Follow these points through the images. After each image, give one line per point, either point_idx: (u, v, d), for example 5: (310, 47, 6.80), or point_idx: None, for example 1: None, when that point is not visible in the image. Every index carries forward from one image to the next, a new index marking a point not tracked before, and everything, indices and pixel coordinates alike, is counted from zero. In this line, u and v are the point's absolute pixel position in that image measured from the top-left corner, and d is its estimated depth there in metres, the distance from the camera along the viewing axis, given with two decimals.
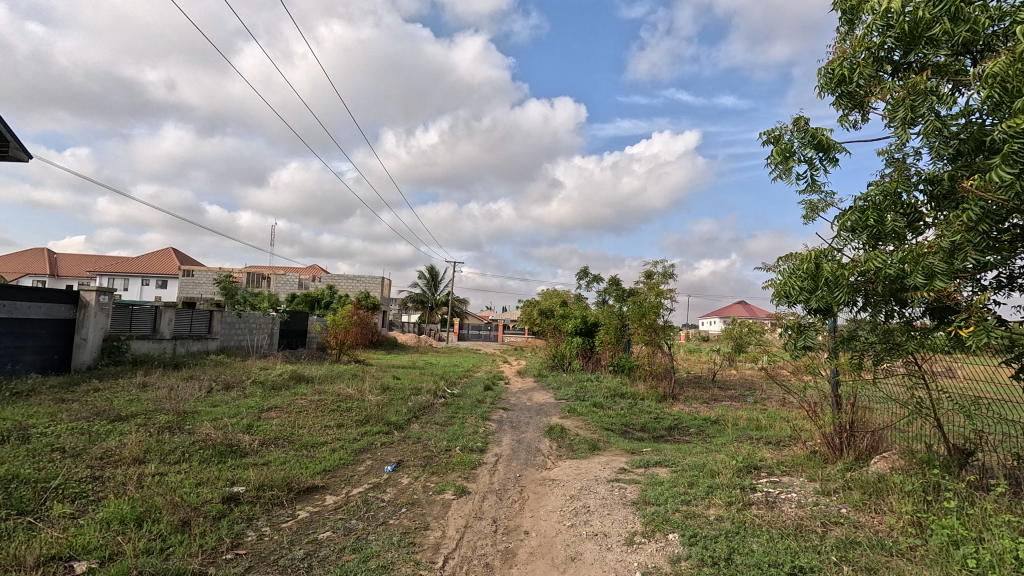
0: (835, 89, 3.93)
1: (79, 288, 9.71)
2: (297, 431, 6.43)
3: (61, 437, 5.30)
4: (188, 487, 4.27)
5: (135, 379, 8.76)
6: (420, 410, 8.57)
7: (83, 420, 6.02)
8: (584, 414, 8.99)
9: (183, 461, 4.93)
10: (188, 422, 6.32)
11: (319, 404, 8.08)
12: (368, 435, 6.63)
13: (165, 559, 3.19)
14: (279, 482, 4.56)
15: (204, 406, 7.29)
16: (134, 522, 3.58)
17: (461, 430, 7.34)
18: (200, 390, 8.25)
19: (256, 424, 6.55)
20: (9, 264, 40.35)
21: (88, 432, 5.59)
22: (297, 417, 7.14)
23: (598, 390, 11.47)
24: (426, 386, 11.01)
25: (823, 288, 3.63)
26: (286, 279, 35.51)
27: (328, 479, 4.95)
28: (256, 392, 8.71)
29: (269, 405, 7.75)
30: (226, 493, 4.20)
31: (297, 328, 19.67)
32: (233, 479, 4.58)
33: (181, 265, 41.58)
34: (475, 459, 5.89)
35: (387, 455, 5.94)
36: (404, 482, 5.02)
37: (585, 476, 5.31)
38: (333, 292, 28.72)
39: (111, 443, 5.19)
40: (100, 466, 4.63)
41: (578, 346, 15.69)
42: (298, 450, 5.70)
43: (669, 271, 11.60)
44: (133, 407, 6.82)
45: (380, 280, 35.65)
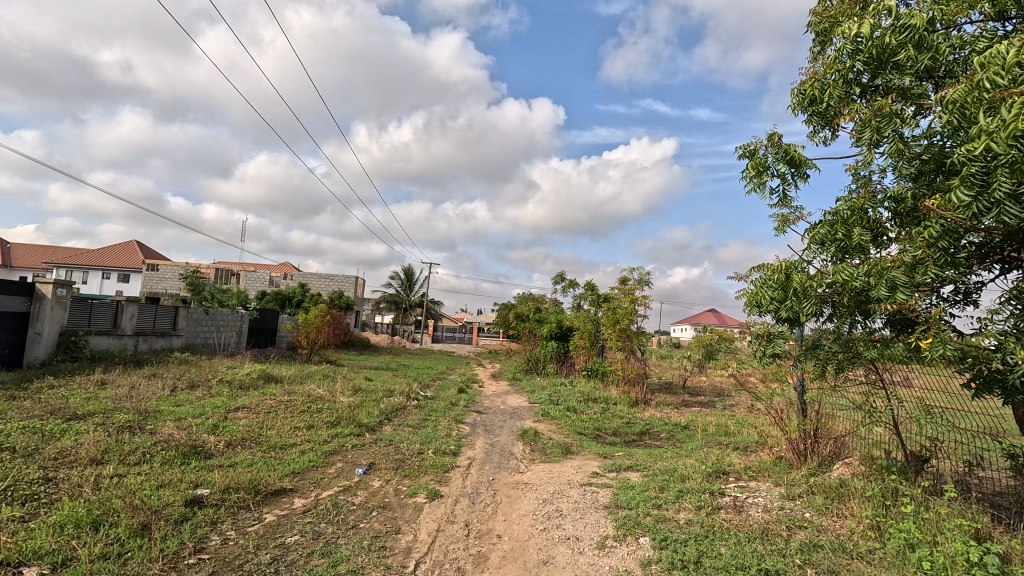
0: (807, 108, 4.06)
1: (35, 280, 9.28)
2: (266, 432, 6.27)
3: (12, 436, 5.04)
4: (149, 489, 4.12)
5: (94, 377, 8.39)
6: (393, 411, 8.47)
7: (36, 419, 5.75)
8: (557, 418, 9.06)
9: (143, 462, 4.75)
10: (149, 422, 6.10)
11: (289, 405, 7.90)
12: (338, 437, 6.49)
13: (123, 564, 3.07)
14: (246, 484, 4.45)
15: (167, 405, 7.05)
16: (90, 526, 3.43)
17: (435, 432, 7.28)
18: (163, 389, 7.98)
19: (222, 424, 6.37)
20: None
21: (41, 431, 5.33)
22: (265, 418, 6.96)
23: (571, 395, 11.55)
24: (399, 388, 10.87)
25: (793, 298, 3.75)
26: (256, 276, 34.63)
27: (297, 481, 4.85)
28: (222, 391, 8.46)
29: (236, 405, 7.53)
30: (190, 496, 4.07)
31: (266, 327, 19.23)
32: (197, 482, 4.43)
33: (145, 258, 40.16)
34: (449, 463, 5.85)
35: (358, 458, 5.84)
36: (375, 485, 4.95)
37: (559, 480, 5.33)
38: (306, 290, 28.14)
39: (66, 443, 4.97)
40: (54, 466, 4.43)
41: (552, 350, 15.83)
42: (266, 451, 5.56)
43: (644, 277, 11.77)
44: (90, 406, 6.54)
45: (354, 279, 35.20)
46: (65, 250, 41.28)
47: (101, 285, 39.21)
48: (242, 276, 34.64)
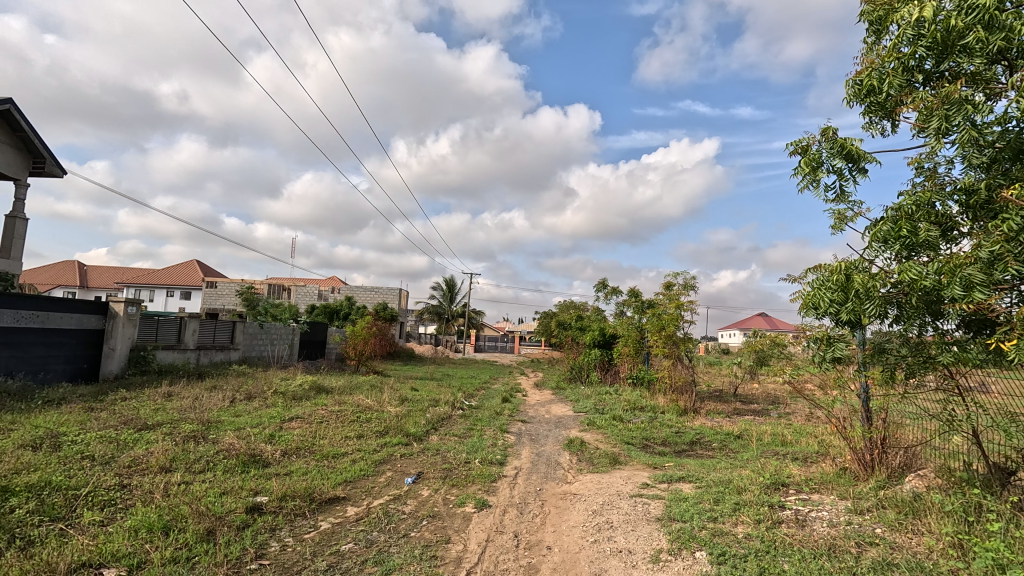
0: (864, 99, 3.87)
1: (108, 298, 9.99)
2: (319, 441, 6.47)
3: (91, 445, 5.42)
4: (213, 496, 4.32)
5: (162, 389, 8.91)
6: (439, 421, 8.57)
7: (112, 429, 6.16)
8: (604, 428, 8.90)
9: (207, 470, 4.99)
10: (212, 432, 6.42)
11: (340, 415, 8.11)
12: (387, 447, 6.63)
13: (192, 568, 3.22)
14: (301, 492, 4.59)
15: (227, 416, 7.41)
16: (161, 530, 3.63)
17: (481, 442, 7.30)
18: (224, 400, 8.38)
19: (278, 434, 6.62)
20: (42, 276, 41.77)
21: (117, 440, 5.71)
22: (318, 428, 7.18)
23: (617, 403, 11.33)
24: (444, 398, 10.98)
25: (854, 299, 3.55)
26: (305, 291, 36.04)
27: (349, 490, 4.97)
28: (277, 402, 8.80)
29: (291, 415, 7.82)
30: (250, 503, 4.23)
31: (316, 339, 19.92)
32: (256, 489, 4.61)
33: (204, 276, 42.55)
34: (495, 472, 5.85)
35: (407, 467, 5.93)
36: (424, 494, 5.00)
37: (608, 491, 5.22)
38: (352, 303, 29.00)
39: (138, 452, 5.29)
40: (128, 474, 4.72)
41: (595, 358, 15.62)
42: (319, 460, 5.73)
43: (690, 282, 11.46)
44: (159, 416, 6.95)
45: (397, 291, 36.01)
46: (134, 270, 44.30)
47: (166, 302, 41.79)
48: (293, 290, 36.12)
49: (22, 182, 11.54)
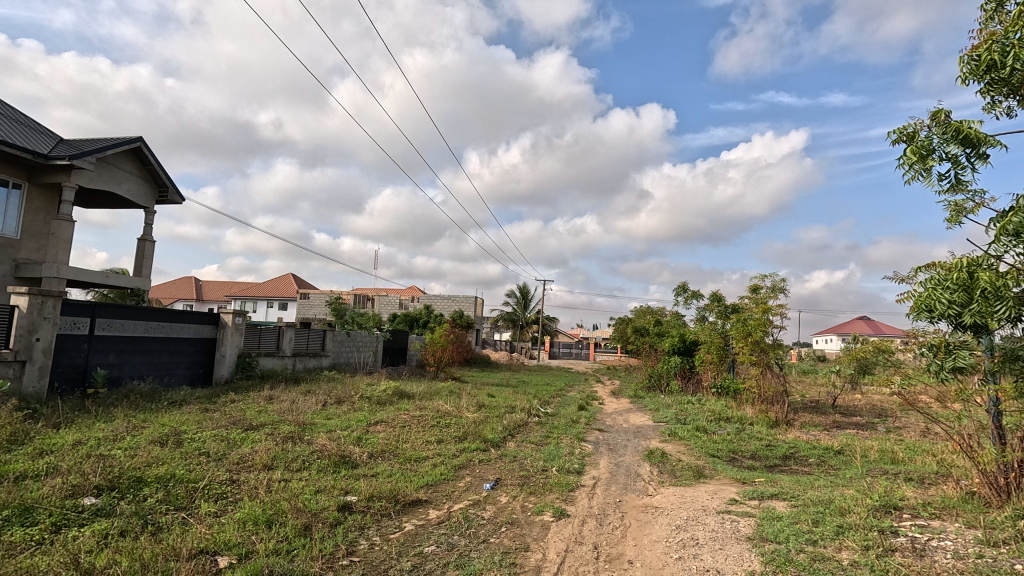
0: (983, 76, 3.43)
1: (219, 310, 11.10)
2: (402, 445, 6.76)
3: (207, 442, 6.05)
4: (309, 493, 4.65)
5: (264, 393, 9.73)
6: (515, 428, 8.63)
7: (223, 428, 6.83)
8: (686, 439, 8.52)
9: (304, 469, 5.38)
10: (307, 433, 6.92)
11: (421, 420, 8.43)
12: (466, 452, 6.78)
13: (291, 560, 3.48)
14: (387, 493, 4.81)
15: (320, 418, 7.95)
16: (265, 523, 3.95)
17: (557, 450, 7.26)
18: (317, 404, 9.00)
19: (365, 437, 7.00)
20: (166, 291, 47.34)
21: (227, 438, 6.33)
22: (401, 432, 7.50)
23: (700, 413, 10.80)
24: (520, 405, 11.05)
25: (979, 301, 3.14)
26: (387, 300, 37.92)
27: (431, 493, 5.13)
28: (364, 406, 9.31)
29: (376, 419, 8.24)
30: (341, 502, 4.50)
31: (398, 346, 20.85)
32: (346, 489, 4.89)
33: (299, 289, 46.13)
34: (573, 481, 5.78)
35: (485, 473, 6.03)
36: (502, 501, 5.05)
37: (692, 505, 4.98)
38: (431, 312, 30.07)
39: (245, 450, 5.82)
40: (237, 470, 5.20)
41: (676, 365, 15.01)
42: (403, 463, 5.98)
43: (779, 285, 10.72)
44: (262, 418, 7.61)
45: (473, 299, 36.87)
46: (239, 284, 48.98)
47: (266, 313, 45.75)
48: (376, 300, 38.15)
49: (151, 210, 13.21)
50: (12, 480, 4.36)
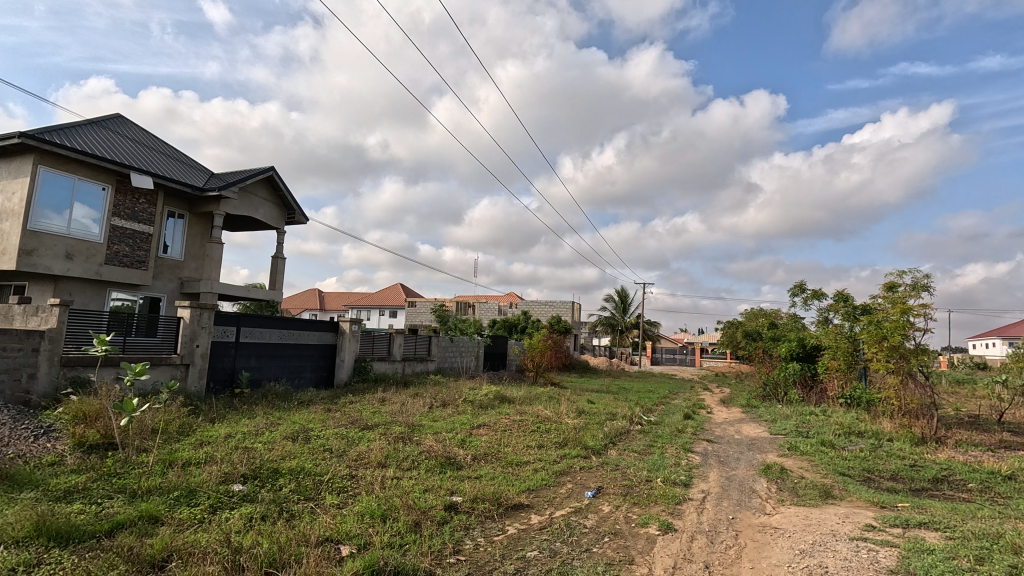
0: None
1: (338, 318, 12.17)
2: (504, 449, 6.91)
3: (330, 439, 6.66)
4: (418, 492, 4.92)
5: (377, 395, 10.49)
6: (617, 436, 8.41)
7: (344, 427, 7.47)
8: (809, 454, 7.72)
9: (413, 468, 5.70)
10: (416, 434, 7.34)
11: (521, 424, 8.54)
12: (567, 458, 6.74)
13: (403, 554, 3.70)
14: (490, 495, 4.94)
15: (427, 421, 8.39)
16: (380, 517, 4.25)
17: (662, 460, 6.95)
18: (424, 407, 9.50)
19: (468, 439, 7.26)
20: (295, 302, 53.01)
21: (347, 436, 6.91)
22: (502, 436, 7.66)
23: (825, 426, 9.74)
24: (621, 412, 10.77)
25: None
26: (487, 307, 39.06)
27: (533, 498, 5.18)
28: (467, 410, 9.65)
29: (478, 423, 8.50)
30: (448, 502, 4.70)
31: (498, 351, 21.36)
32: (452, 489, 5.10)
33: (406, 297, 49.19)
34: (680, 494, 5.49)
35: (587, 481, 5.95)
36: (605, 510, 4.95)
37: (819, 529, 4.49)
38: (529, 317, 30.43)
39: (362, 448, 6.31)
40: (355, 466, 5.66)
41: (795, 373, 13.68)
42: (505, 467, 6.10)
43: (921, 282, 9.35)
44: (376, 418, 8.21)
45: (570, 304, 36.70)
46: (355, 295, 53.40)
47: (379, 320, 49.39)
48: (477, 307, 39.46)
49: (282, 231, 14.90)
50: (181, 467, 5.15)
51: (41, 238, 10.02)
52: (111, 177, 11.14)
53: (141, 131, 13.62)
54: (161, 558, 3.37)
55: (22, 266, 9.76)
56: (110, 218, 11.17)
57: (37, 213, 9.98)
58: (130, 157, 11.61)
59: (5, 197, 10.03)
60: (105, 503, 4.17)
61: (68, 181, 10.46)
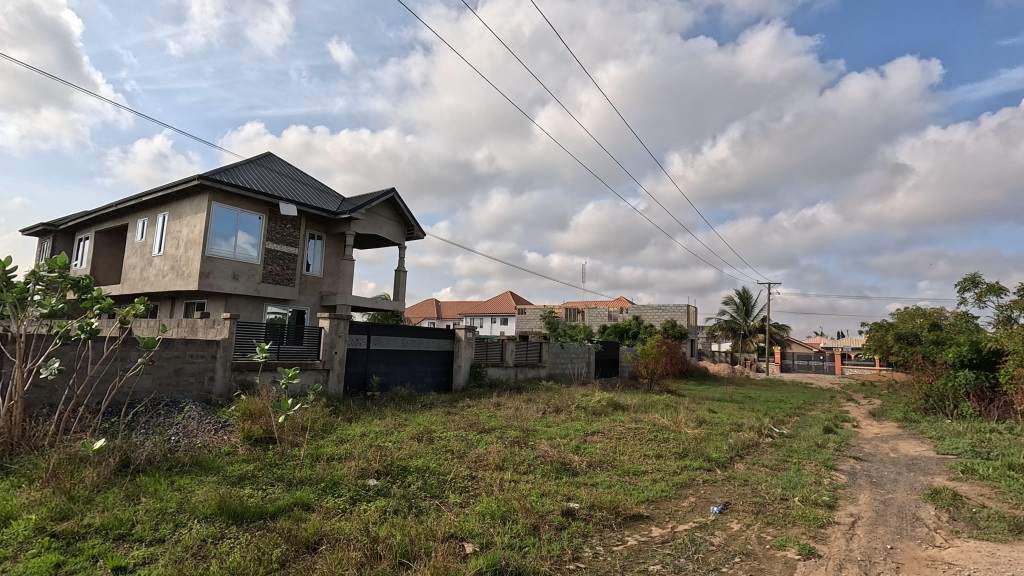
0: None
1: (454, 326, 12.83)
2: (619, 457, 6.75)
3: (451, 441, 7.03)
4: (535, 496, 4.99)
5: (492, 400, 10.84)
6: (744, 448, 7.79)
7: (463, 429, 7.84)
8: (991, 479, 6.48)
9: (529, 473, 5.80)
10: (530, 439, 7.47)
11: (637, 433, 8.28)
12: (688, 470, 6.40)
13: (523, 556, 3.77)
14: (607, 504, 4.85)
15: (541, 426, 8.49)
16: (500, 519, 4.38)
17: (798, 477, 6.30)
18: (537, 412, 9.63)
19: (583, 446, 7.22)
20: (415, 312, 56.86)
21: (466, 438, 7.24)
22: (618, 444, 7.50)
23: (1013, 447, 8.11)
24: (748, 422, 9.95)
25: None
26: (597, 312, 38.55)
27: (653, 510, 4.98)
28: (580, 416, 9.60)
29: (592, 429, 8.41)
30: (565, 507, 4.70)
31: (610, 358, 20.94)
32: (569, 495, 5.09)
33: (516, 305, 50.34)
34: (823, 516, 4.93)
35: (712, 495, 5.58)
36: (734, 528, 4.61)
37: (1010, 569, 3.74)
38: (640, 322, 29.45)
39: (481, 450, 6.57)
40: (475, 467, 5.91)
41: (967, 382, 11.59)
42: (622, 476, 5.96)
43: None
44: (492, 422, 8.49)
45: (685, 308, 34.85)
46: (468, 304, 55.86)
47: (491, 327, 51.13)
48: (586, 312, 39.13)
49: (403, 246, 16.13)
50: (326, 461, 5.78)
51: (215, 262, 11.93)
52: (265, 208, 12.94)
53: (287, 165, 15.65)
54: (313, 540, 3.80)
55: (202, 286, 11.68)
56: (265, 242, 12.94)
57: (212, 242, 11.90)
58: (279, 189, 13.38)
59: (189, 229, 12.11)
60: (268, 489, 4.82)
61: (233, 213, 12.35)
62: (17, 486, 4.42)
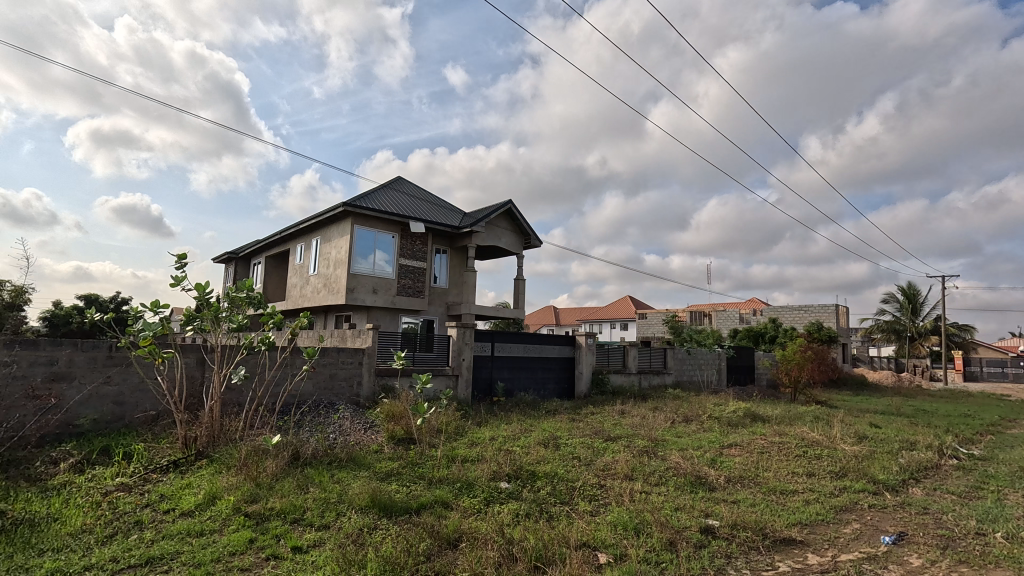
0: None
1: (574, 333, 12.81)
2: (763, 473, 6.18)
3: (578, 448, 7.00)
4: (669, 509, 4.76)
5: (617, 408, 10.59)
6: (921, 470, 6.66)
7: (588, 437, 7.77)
8: None
9: (662, 484, 5.55)
10: (660, 449, 7.16)
11: (782, 447, 7.52)
12: (849, 492, 5.64)
13: (661, 572, 3.61)
14: (752, 524, 4.46)
15: (671, 436, 8.10)
16: (633, 531, 4.25)
17: (999, 509, 5.22)
18: (666, 421, 9.19)
19: (719, 459, 6.74)
20: (534, 319, 57.85)
21: (592, 446, 7.16)
22: (759, 458, 6.87)
23: None
24: (924, 440, 8.49)
25: None
26: (726, 315, 35.87)
27: (807, 534, 4.47)
28: (714, 427, 8.97)
29: (729, 442, 7.82)
30: (703, 524, 4.42)
31: (744, 364, 19.31)
32: (707, 511, 4.78)
33: (636, 310, 48.78)
34: None
35: (881, 523, 4.85)
36: (913, 563, 3.95)
37: None
38: (778, 325, 26.77)
39: (608, 459, 6.44)
40: (604, 476, 5.81)
41: None
42: (767, 494, 5.44)
43: None
44: (618, 430, 8.30)
45: (833, 308, 30.93)
46: (586, 310, 55.42)
47: (611, 333, 50.17)
48: (714, 316, 36.60)
49: (521, 255, 16.55)
50: (460, 462, 6.10)
51: (358, 278, 13.32)
52: (397, 227, 14.15)
53: (414, 187, 16.99)
54: (454, 537, 4.03)
55: (348, 301, 13.10)
56: (398, 259, 14.14)
57: (355, 261, 13.31)
58: (409, 209, 14.56)
59: (337, 250, 13.67)
60: (412, 486, 5.22)
61: (371, 234, 13.70)
62: (219, 471, 5.33)
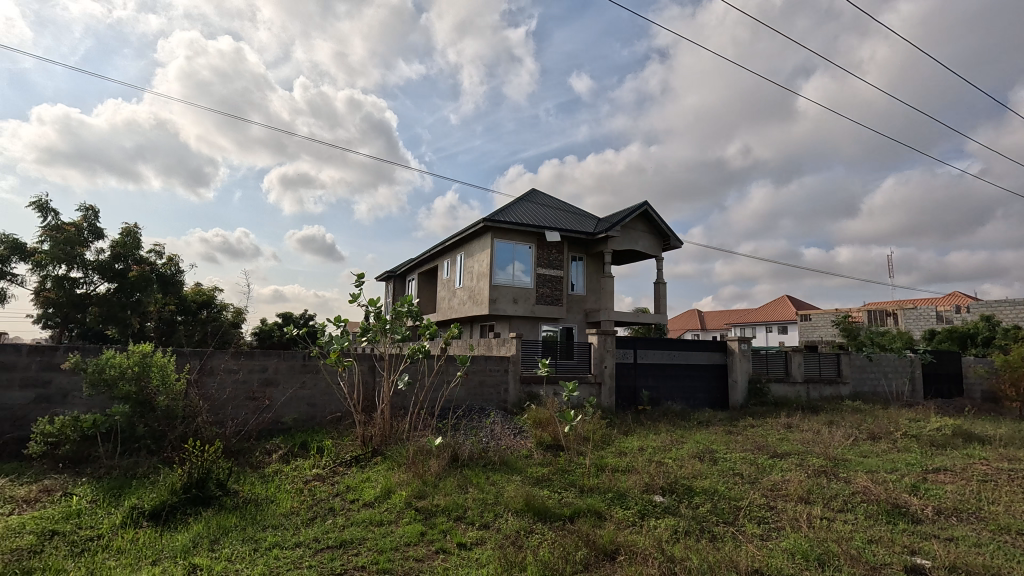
0: None
1: (725, 338, 11.85)
2: (988, 506, 5.03)
3: (738, 464, 6.43)
4: (861, 541, 4.10)
5: (781, 421, 9.52)
6: None
7: (750, 452, 7.08)
8: None
9: (848, 511, 4.82)
10: (841, 470, 6.24)
11: (1014, 476, 6.04)
12: None
13: None
14: (980, 568, 3.64)
15: (854, 455, 7.02)
16: (817, 562, 3.75)
17: None
18: (845, 438, 8.00)
19: (923, 486, 5.65)
20: (678, 324, 54.86)
21: (756, 463, 6.50)
22: (982, 488, 5.61)
23: None
24: None
25: None
26: (917, 314, 30.19)
27: None
28: (911, 447, 7.56)
29: (934, 466, 6.52)
30: (909, 563, 3.73)
31: (947, 372, 16.01)
32: (912, 548, 4.02)
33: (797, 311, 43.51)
34: None
35: None
36: None
37: None
38: (994, 324, 21.74)
39: (777, 478, 5.79)
40: (773, 496, 5.24)
41: None
42: (997, 533, 4.41)
43: None
44: (785, 446, 7.43)
45: None
46: (737, 313, 50.96)
47: (767, 338, 45.43)
48: (900, 315, 31.07)
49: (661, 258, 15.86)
50: (610, 472, 5.99)
51: (500, 290, 13.95)
52: (533, 238, 14.56)
53: (548, 199, 17.35)
54: (610, 549, 3.95)
55: (492, 311, 13.77)
56: (536, 268, 14.51)
57: (496, 273, 13.98)
58: (544, 219, 14.89)
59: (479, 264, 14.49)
60: (564, 493, 5.26)
61: (510, 247, 14.27)
62: (393, 467, 5.95)
